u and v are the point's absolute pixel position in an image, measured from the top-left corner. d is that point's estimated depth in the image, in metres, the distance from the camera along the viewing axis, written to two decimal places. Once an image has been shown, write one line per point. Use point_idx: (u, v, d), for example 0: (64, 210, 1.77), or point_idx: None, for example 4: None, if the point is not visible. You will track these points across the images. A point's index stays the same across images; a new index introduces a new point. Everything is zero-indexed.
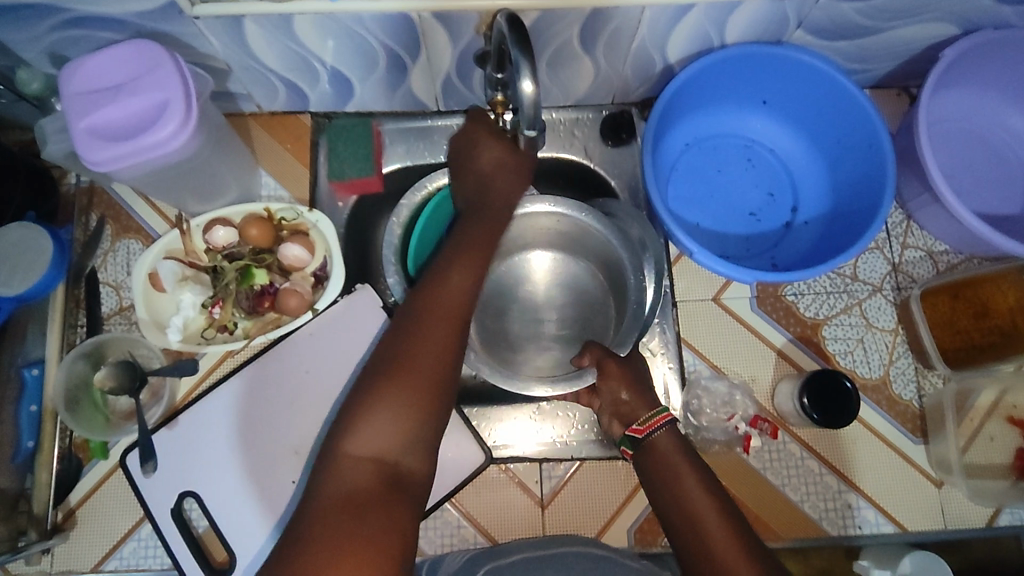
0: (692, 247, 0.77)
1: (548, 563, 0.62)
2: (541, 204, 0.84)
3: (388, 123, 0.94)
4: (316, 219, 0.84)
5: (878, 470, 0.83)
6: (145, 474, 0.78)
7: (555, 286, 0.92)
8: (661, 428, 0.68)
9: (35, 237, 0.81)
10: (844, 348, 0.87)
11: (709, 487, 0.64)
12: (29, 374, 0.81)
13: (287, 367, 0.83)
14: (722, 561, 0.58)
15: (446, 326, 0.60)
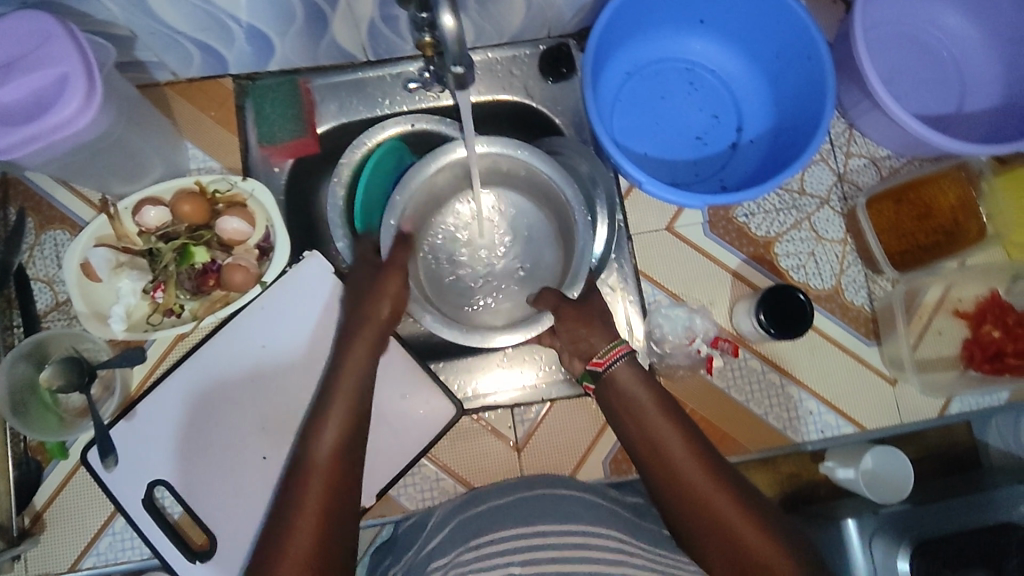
0: (640, 177, 0.76)
1: (542, 505, 0.62)
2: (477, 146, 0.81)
3: (316, 79, 0.89)
4: (251, 187, 0.81)
5: (835, 375, 0.86)
6: (107, 469, 0.76)
7: (503, 228, 0.92)
8: (620, 360, 0.68)
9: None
10: (796, 263, 0.88)
11: (669, 411, 0.65)
12: None
13: (241, 344, 0.80)
14: (680, 477, 0.61)
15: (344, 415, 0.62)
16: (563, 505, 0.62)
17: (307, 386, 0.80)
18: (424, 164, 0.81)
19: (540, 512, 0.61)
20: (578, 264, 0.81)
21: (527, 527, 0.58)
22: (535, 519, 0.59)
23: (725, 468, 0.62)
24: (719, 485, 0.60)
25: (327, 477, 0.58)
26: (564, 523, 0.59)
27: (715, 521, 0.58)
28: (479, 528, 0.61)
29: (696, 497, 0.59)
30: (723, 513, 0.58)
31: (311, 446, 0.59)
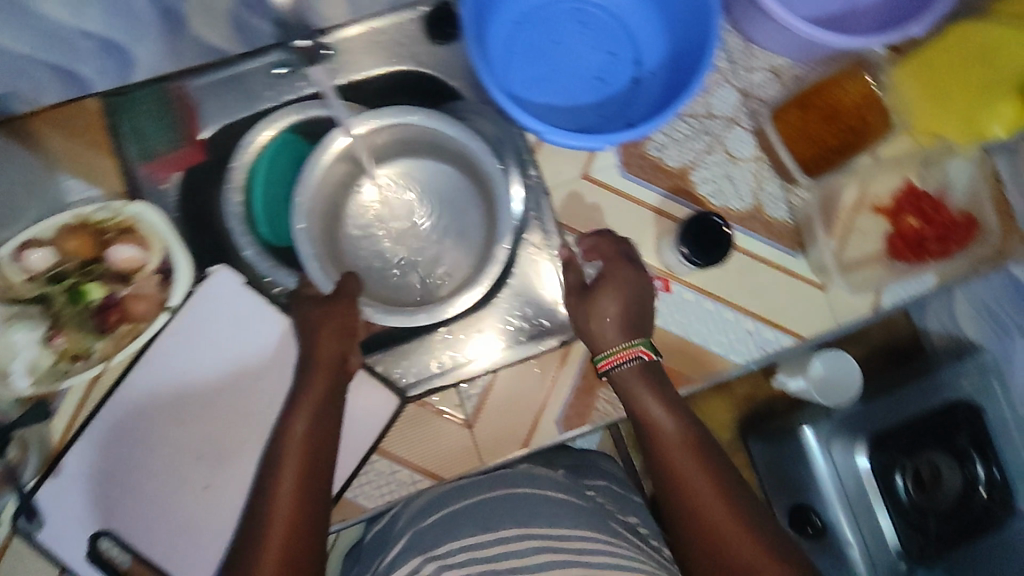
0: (539, 128, 0.73)
1: (509, 508, 0.67)
2: (367, 123, 0.79)
3: (193, 81, 0.83)
4: (139, 210, 0.77)
5: (768, 291, 0.86)
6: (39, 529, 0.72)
7: (421, 203, 0.90)
8: (631, 360, 0.70)
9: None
10: (714, 189, 0.87)
11: (673, 410, 0.68)
12: None
13: (159, 375, 0.76)
14: (672, 465, 0.65)
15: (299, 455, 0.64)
16: (529, 507, 0.67)
17: (239, 406, 0.76)
18: (309, 162, 0.77)
19: (503, 517, 0.65)
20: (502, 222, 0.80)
21: (476, 536, 0.63)
22: (491, 524, 0.64)
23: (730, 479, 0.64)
24: (722, 497, 0.63)
25: (290, 521, 0.60)
26: (527, 523, 0.64)
27: (709, 532, 0.61)
28: (437, 537, 0.65)
29: (694, 505, 0.63)
30: (718, 524, 0.61)
31: (270, 509, 0.61)
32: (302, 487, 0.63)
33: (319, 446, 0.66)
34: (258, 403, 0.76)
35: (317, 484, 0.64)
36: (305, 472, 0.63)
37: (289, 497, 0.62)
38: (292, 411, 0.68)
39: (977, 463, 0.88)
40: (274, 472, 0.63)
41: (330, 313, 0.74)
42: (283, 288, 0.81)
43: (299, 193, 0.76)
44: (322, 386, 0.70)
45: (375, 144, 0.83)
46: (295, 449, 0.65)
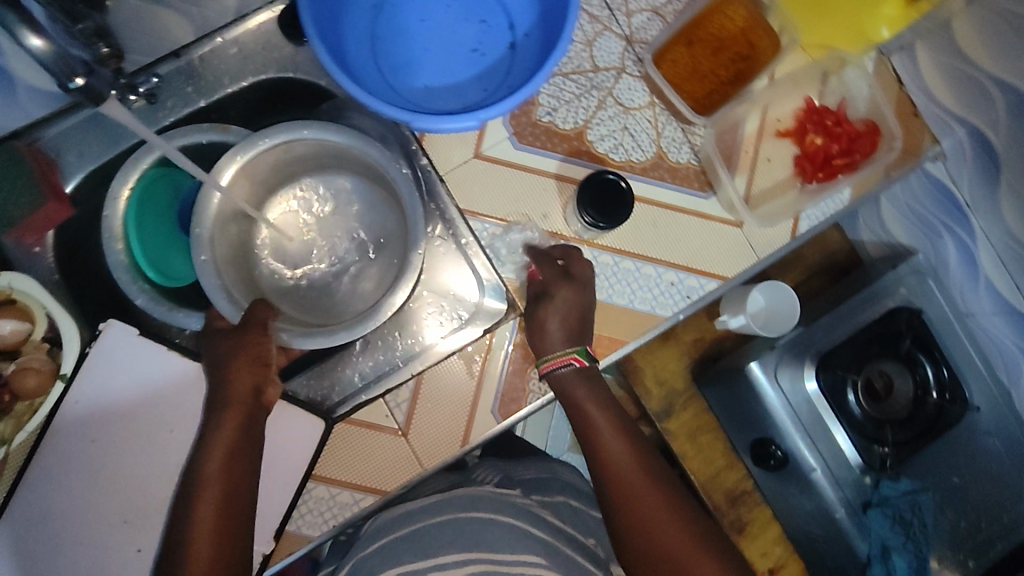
0: (404, 117, 0.69)
1: (450, 534, 0.65)
2: (258, 143, 0.74)
3: (46, 132, 0.76)
4: (9, 280, 0.73)
5: (684, 238, 0.84)
6: None
7: (324, 220, 0.86)
8: (567, 367, 0.72)
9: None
10: (613, 143, 0.84)
11: (611, 411, 0.72)
12: None
13: (67, 448, 0.72)
14: (607, 459, 0.69)
15: (215, 499, 0.62)
16: (472, 531, 0.65)
17: (158, 463, 0.73)
18: (204, 195, 0.73)
19: (444, 541, 0.64)
20: (415, 220, 0.75)
21: (416, 565, 0.62)
22: (431, 551, 0.63)
23: (680, 496, 0.68)
24: (677, 516, 0.65)
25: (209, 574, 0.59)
26: (469, 548, 0.63)
27: (669, 549, 0.63)
28: (375, 566, 0.64)
29: (654, 523, 0.64)
30: (678, 543, 0.63)
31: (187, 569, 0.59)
32: (220, 534, 0.61)
33: (239, 475, 0.65)
34: (174, 454, 0.73)
35: (236, 530, 0.62)
36: (223, 512, 0.62)
37: (207, 541, 0.60)
38: (203, 450, 0.65)
39: (926, 364, 0.89)
40: (192, 521, 0.61)
41: (242, 343, 0.71)
42: (191, 326, 0.77)
43: (197, 225, 0.73)
44: (234, 423, 0.67)
45: (261, 167, 0.78)
46: (215, 486, 0.63)
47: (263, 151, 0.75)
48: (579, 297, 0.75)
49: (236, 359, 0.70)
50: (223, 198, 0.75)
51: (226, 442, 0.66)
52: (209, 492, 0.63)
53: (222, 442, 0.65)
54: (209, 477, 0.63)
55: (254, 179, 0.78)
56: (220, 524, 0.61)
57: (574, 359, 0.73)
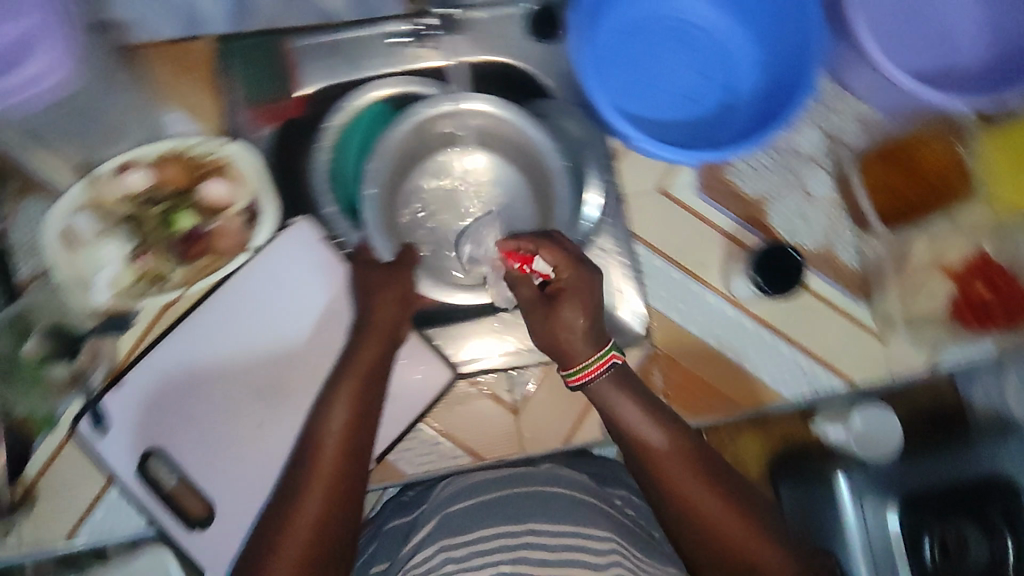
0: (634, 135, 0.75)
1: (538, 506, 0.70)
2: (454, 102, 0.80)
3: (301, 40, 0.85)
4: (236, 151, 0.79)
5: (825, 331, 0.86)
6: (102, 433, 0.75)
7: (500, 190, 0.88)
8: (605, 371, 0.69)
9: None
10: (788, 223, 0.87)
11: (647, 410, 0.69)
12: None
13: (233, 313, 0.79)
14: (649, 457, 0.67)
15: (351, 397, 0.69)
16: (559, 508, 0.69)
17: (297, 358, 0.79)
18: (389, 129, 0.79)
19: (533, 511, 0.69)
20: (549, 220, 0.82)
21: (510, 527, 0.67)
22: (522, 518, 0.68)
23: (739, 487, 0.68)
24: (742, 518, 0.65)
25: (335, 464, 0.65)
26: (558, 523, 0.67)
27: (736, 553, 0.65)
28: (464, 523, 0.69)
29: (719, 533, 0.65)
30: (743, 546, 0.65)
31: (318, 450, 0.66)
32: (349, 432, 0.67)
33: (366, 393, 0.70)
34: (314, 353, 0.79)
35: (364, 434, 0.68)
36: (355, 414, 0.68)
37: (339, 432, 0.66)
38: (347, 361, 0.71)
39: (1007, 537, 0.83)
40: (327, 415, 0.68)
41: (390, 279, 0.76)
42: (344, 241, 0.81)
43: (374, 159, 0.79)
44: (375, 345, 0.73)
45: (455, 126, 0.83)
46: (351, 392, 0.69)
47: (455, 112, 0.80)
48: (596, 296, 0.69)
49: (380, 287, 0.76)
50: (401, 140, 0.80)
51: (366, 356, 0.71)
52: (346, 395, 0.69)
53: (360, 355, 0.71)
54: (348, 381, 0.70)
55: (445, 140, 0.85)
56: (351, 425, 0.67)
57: (614, 356, 0.69)
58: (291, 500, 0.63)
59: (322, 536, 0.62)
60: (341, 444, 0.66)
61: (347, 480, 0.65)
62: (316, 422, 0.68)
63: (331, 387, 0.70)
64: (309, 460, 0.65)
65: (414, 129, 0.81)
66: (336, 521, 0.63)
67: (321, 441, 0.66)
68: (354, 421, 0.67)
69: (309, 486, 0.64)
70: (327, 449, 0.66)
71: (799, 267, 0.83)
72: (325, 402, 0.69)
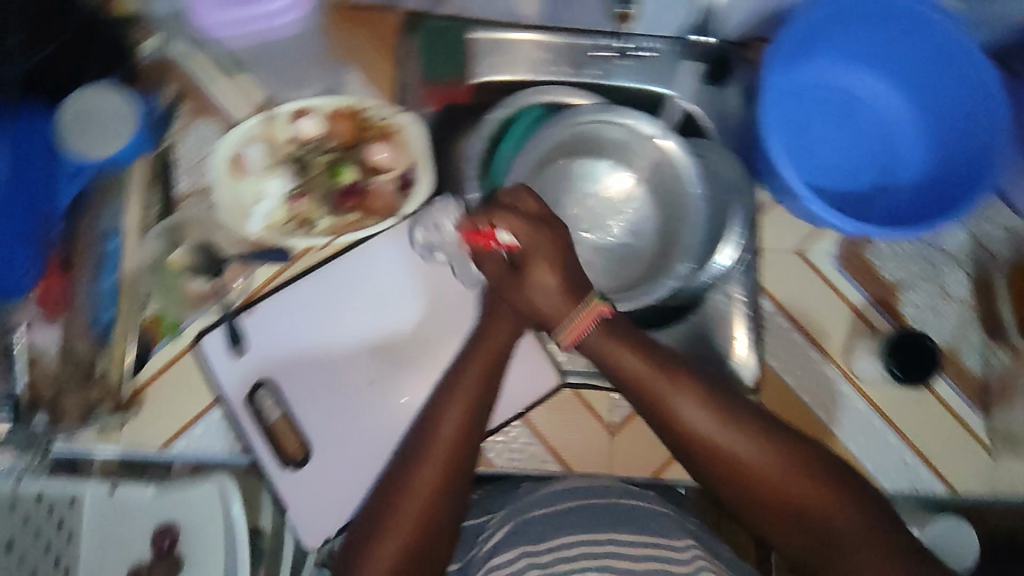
0: (801, 191, 0.74)
1: (619, 515, 0.69)
2: (624, 116, 0.78)
3: (479, 33, 0.87)
4: (407, 121, 0.80)
5: (933, 429, 0.84)
6: (233, 356, 0.76)
7: (649, 207, 0.84)
8: (595, 324, 0.63)
9: (86, 101, 0.70)
10: (918, 315, 0.86)
11: (648, 357, 0.63)
12: (111, 245, 0.73)
13: (369, 273, 0.80)
14: (671, 411, 0.62)
15: (479, 373, 0.67)
16: (641, 518, 0.68)
17: (418, 331, 0.79)
18: (549, 127, 0.79)
19: (615, 519, 0.68)
20: (677, 247, 0.82)
21: (597, 536, 0.65)
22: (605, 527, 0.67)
23: (797, 438, 0.63)
24: (801, 470, 0.61)
25: (455, 439, 0.65)
26: (642, 534, 0.66)
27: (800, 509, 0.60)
28: (548, 526, 0.67)
29: (776, 491, 0.60)
30: (807, 497, 0.60)
31: (439, 421, 0.66)
32: (472, 408, 0.66)
33: (485, 388, 0.68)
34: (435, 328, 0.80)
35: (485, 412, 0.67)
36: (479, 391, 0.67)
37: (462, 407, 0.66)
38: (477, 342, 0.70)
39: None
40: (453, 388, 0.67)
41: None
42: None
43: (523, 154, 0.79)
44: (504, 333, 0.69)
45: (612, 141, 0.81)
46: (478, 370, 0.68)
47: (615, 125, 0.79)
48: (565, 255, 0.63)
49: None
50: (557, 143, 0.80)
51: (493, 341, 0.69)
52: (472, 369, 0.68)
53: (491, 337, 0.69)
54: (477, 358, 0.68)
55: (602, 151, 0.82)
56: (475, 401, 0.66)
57: (602, 308, 0.63)
58: (408, 469, 0.64)
59: (435, 508, 0.63)
60: (463, 419, 0.66)
61: (463, 456, 0.65)
62: (440, 395, 0.67)
63: (461, 360, 0.69)
64: (431, 430, 0.65)
65: (573, 134, 0.80)
66: (448, 494, 0.63)
67: (444, 413, 0.66)
68: (477, 399, 0.66)
69: (426, 457, 0.64)
70: (450, 422, 0.65)
71: (932, 362, 0.80)
72: (452, 374, 0.69)
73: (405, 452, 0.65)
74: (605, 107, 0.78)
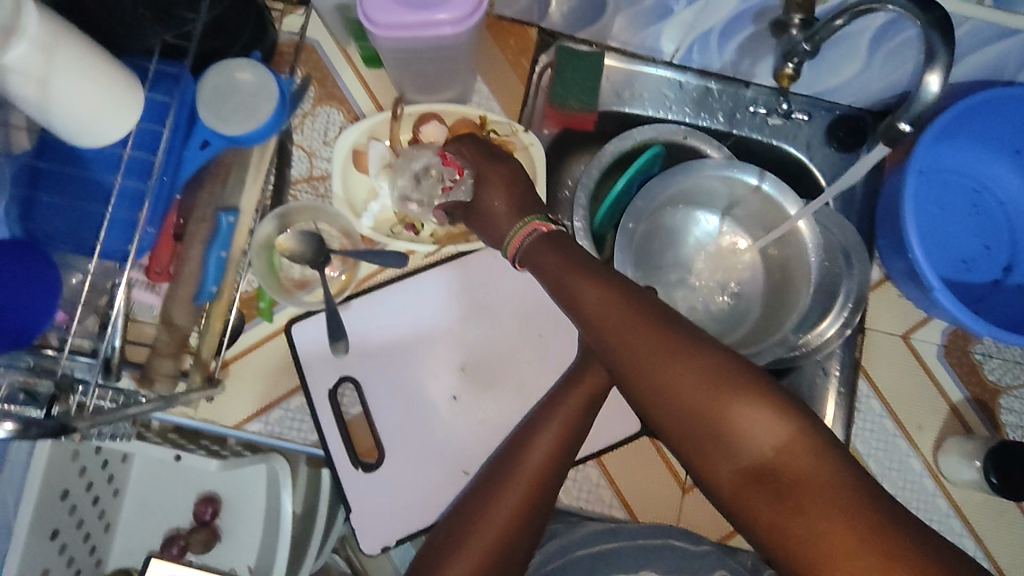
0: (937, 283, 0.71)
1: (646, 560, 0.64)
2: (749, 174, 0.78)
3: (615, 61, 0.87)
4: (530, 142, 0.78)
5: (1015, 543, 0.81)
6: (335, 354, 0.76)
7: (759, 269, 0.86)
8: (529, 235, 0.62)
9: (226, 73, 0.69)
10: (1016, 421, 0.83)
11: (582, 264, 0.56)
12: (226, 220, 0.71)
13: (470, 287, 0.79)
14: (593, 319, 0.53)
15: (579, 406, 0.65)
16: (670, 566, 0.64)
17: (510, 356, 0.78)
18: (672, 175, 0.79)
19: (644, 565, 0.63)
20: (789, 309, 0.81)
21: None
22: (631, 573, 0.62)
23: (739, 359, 0.48)
24: (731, 388, 0.47)
25: (543, 469, 0.62)
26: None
27: (721, 438, 0.46)
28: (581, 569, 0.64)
29: (697, 408, 0.47)
30: (752, 437, 0.46)
31: (530, 447, 0.63)
32: (564, 441, 0.64)
33: (583, 417, 0.66)
34: (524, 352, 0.78)
35: (575, 448, 0.64)
36: (576, 423, 0.65)
37: (555, 438, 0.64)
38: (577, 376, 0.68)
39: None
40: (551, 413, 0.65)
41: None
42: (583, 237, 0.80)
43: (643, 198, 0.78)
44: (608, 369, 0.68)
45: (737, 194, 0.81)
46: (576, 403, 0.66)
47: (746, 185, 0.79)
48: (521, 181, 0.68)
49: None
50: (672, 188, 0.80)
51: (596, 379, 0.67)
52: (571, 402, 0.65)
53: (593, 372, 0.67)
54: (577, 393, 0.66)
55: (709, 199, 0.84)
56: (569, 434, 0.64)
57: (537, 225, 0.62)
58: (490, 490, 0.61)
59: (510, 538, 0.60)
60: (553, 449, 0.63)
61: (548, 491, 0.62)
62: (533, 420, 0.65)
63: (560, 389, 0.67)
64: (519, 455, 0.63)
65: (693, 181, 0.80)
66: (526, 526, 0.60)
67: (536, 439, 0.64)
68: (572, 433, 0.64)
69: (511, 481, 0.61)
70: (540, 450, 0.63)
71: None
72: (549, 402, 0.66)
73: (489, 472, 0.63)
74: (730, 161, 0.78)
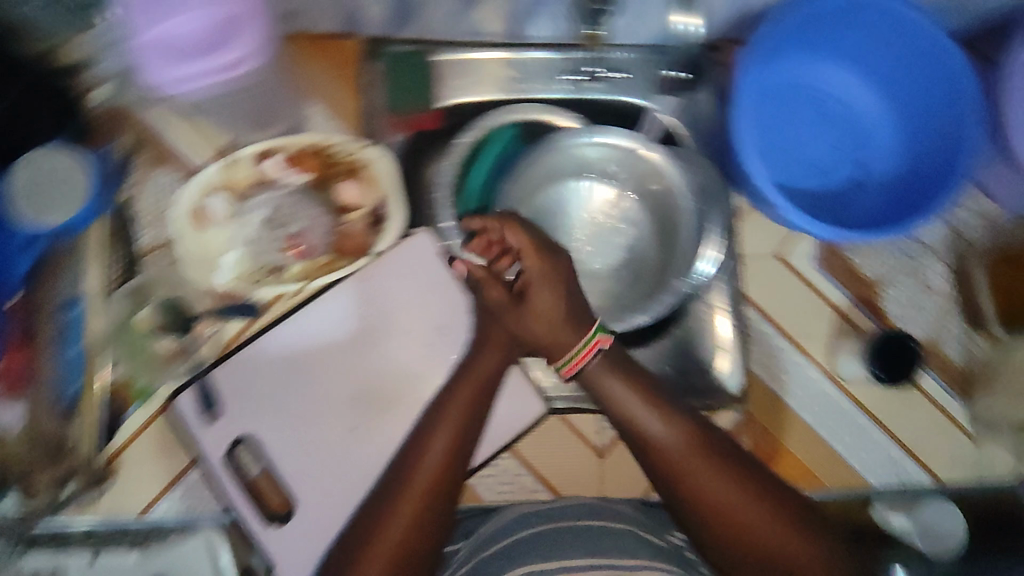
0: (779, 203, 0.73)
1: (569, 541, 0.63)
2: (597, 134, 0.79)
3: (445, 51, 0.85)
4: (378, 154, 0.79)
5: (917, 422, 0.85)
6: (208, 419, 0.74)
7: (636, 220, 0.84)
8: (595, 356, 0.66)
9: (34, 165, 0.66)
10: (899, 309, 0.86)
11: (654, 402, 0.66)
12: (70, 315, 0.72)
13: (343, 316, 0.79)
14: (665, 455, 0.64)
15: (469, 406, 0.67)
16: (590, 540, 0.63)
17: (400, 372, 0.78)
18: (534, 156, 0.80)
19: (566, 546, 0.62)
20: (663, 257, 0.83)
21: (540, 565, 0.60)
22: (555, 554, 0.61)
23: (790, 495, 0.63)
24: (785, 522, 0.61)
25: (433, 478, 0.62)
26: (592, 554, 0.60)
27: (772, 555, 0.60)
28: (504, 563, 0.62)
29: (760, 544, 0.60)
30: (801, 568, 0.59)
31: (417, 458, 0.64)
32: (454, 445, 0.64)
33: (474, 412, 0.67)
34: (414, 363, 0.79)
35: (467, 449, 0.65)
36: (465, 424, 0.66)
37: (444, 443, 0.64)
38: (459, 377, 0.69)
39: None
40: (439, 416, 0.66)
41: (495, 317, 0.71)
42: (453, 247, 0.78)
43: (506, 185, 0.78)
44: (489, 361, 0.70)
45: (586, 161, 0.82)
46: (460, 405, 0.67)
47: (588, 145, 0.80)
48: (564, 279, 0.68)
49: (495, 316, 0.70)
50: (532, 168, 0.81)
51: (477, 378, 0.68)
52: (456, 407, 0.66)
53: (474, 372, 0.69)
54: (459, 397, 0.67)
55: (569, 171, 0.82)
56: (460, 437, 0.65)
57: (602, 341, 0.67)
58: (384, 510, 0.61)
59: (410, 552, 0.60)
60: (443, 456, 0.63)
61: (443, 498, 0.62)
62: (422, 434, 0.66)
63: (445, 394, 0.68)
64: (408, 470, 0.63)
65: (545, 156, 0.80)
66: (424, 538, 0.60)
67: (424, 449, 0.64)
68: (460, 437, 0.65)
69: (403, 496, 0.62)
70: (428, 458, 0.63)
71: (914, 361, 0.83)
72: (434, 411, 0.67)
73: (380, 492, 0.63)
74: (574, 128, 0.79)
